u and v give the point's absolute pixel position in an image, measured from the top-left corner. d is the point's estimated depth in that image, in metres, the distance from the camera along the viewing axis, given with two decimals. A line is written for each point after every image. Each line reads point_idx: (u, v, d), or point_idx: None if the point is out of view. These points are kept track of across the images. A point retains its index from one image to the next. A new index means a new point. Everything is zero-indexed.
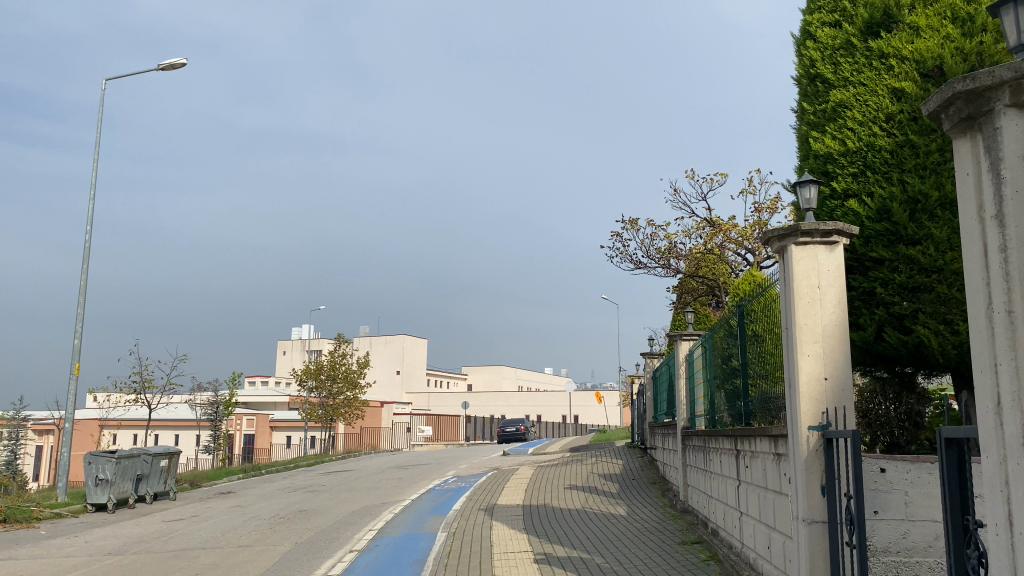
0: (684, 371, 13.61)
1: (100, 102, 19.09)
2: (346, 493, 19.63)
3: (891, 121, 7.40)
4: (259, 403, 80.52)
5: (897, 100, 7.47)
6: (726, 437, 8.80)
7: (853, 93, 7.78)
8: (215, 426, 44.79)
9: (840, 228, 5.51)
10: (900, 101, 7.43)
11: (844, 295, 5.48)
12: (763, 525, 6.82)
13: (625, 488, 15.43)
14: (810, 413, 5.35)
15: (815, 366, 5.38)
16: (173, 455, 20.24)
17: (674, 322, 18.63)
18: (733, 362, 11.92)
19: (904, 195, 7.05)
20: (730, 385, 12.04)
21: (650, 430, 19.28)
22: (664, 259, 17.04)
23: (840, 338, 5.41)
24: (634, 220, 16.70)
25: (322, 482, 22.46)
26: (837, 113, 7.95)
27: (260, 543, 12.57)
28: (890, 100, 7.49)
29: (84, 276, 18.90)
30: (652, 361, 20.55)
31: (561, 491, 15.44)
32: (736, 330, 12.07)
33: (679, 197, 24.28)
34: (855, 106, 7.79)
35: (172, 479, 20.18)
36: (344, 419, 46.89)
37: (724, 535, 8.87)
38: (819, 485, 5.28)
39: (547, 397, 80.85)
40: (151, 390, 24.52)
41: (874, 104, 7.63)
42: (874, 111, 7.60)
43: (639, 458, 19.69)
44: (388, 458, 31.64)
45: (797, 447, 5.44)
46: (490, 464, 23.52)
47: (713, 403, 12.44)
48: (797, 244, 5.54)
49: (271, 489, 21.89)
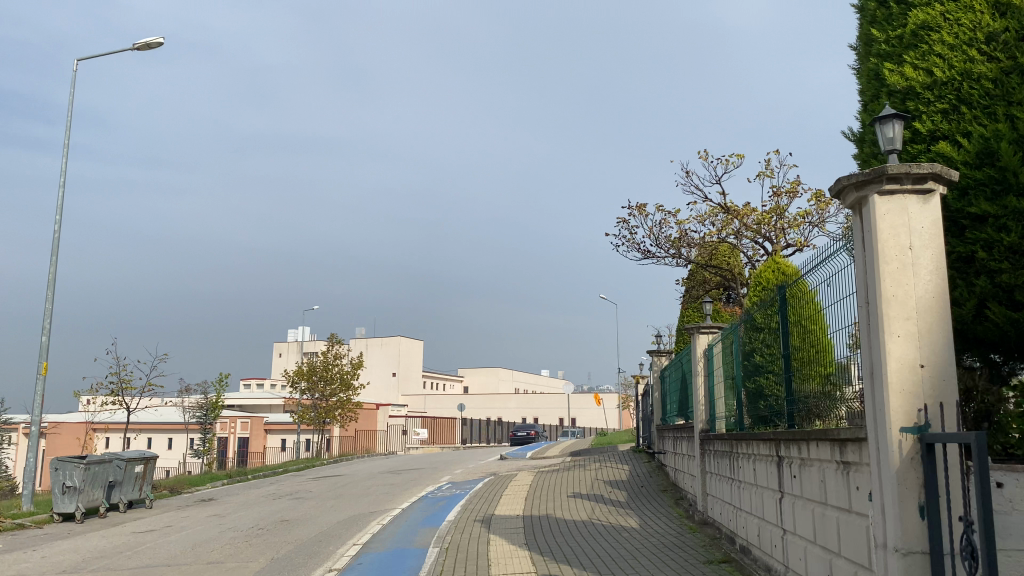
0: (703, 368, 12.36)
1: (70, 83, 17.85)
2: (334, 500, 18.35)
3: (993, 42, 6.58)
4: (253, 406, 79.16)
5: (999, 15, 6.61)
6: (763, 442, 7.61)
7: (942, 10, 6.94)
8: (205, 430, 43.47)
9: (937, 173, 4.28)
10: (1004, 16, 6.56)
11: (944, 258, 4.25)
12: (821, 550, 5.58)
13: (634, 496, 14.18)
14: (901, 411, 4.12)
15: (907, 349, 4.16)
16: (149, 460, 18.95)
17: (684, 315, 17.53)
18: (758, 358, 10.73)
19: (1012, 131, 6.21)
20: (754, 383, 10.81)
21: (659, 433, 18.03)
22: (674, 247, 15.84)
23: (939, 315, 4.18)
24: (641, 204, 15.46)
25: (310, 489, 21.14)
26: (920, 35, 7.16)
27: (231, 559, 11.28)
28: (990, 16, 6.63)
29: (53, 269, 17.62)
30: (659, 359, 19.32)
31: (566, 500, 14.19)
32: (760, 324, 10.88)
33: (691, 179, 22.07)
34: (943, 26, 6.96)
35: (148, 486, 18.89)
36: (337, 421, 45.56)
37: (759, 555, 7.67)
38: (916, 505, 4.04)
39: (545, 399, 79.58)
40: (130, 392, 23.19)
41: (969, 20, 6.78)
42: (969, 29, 6.77)
43: (647, 463, 18.44)
44: (382, 463, 30.32)
45: (883, 456, 4.21)
46: (487, 469, 22.27)
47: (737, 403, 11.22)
48: (881, 194, 4.34)
49: (254, 496, 20.59)
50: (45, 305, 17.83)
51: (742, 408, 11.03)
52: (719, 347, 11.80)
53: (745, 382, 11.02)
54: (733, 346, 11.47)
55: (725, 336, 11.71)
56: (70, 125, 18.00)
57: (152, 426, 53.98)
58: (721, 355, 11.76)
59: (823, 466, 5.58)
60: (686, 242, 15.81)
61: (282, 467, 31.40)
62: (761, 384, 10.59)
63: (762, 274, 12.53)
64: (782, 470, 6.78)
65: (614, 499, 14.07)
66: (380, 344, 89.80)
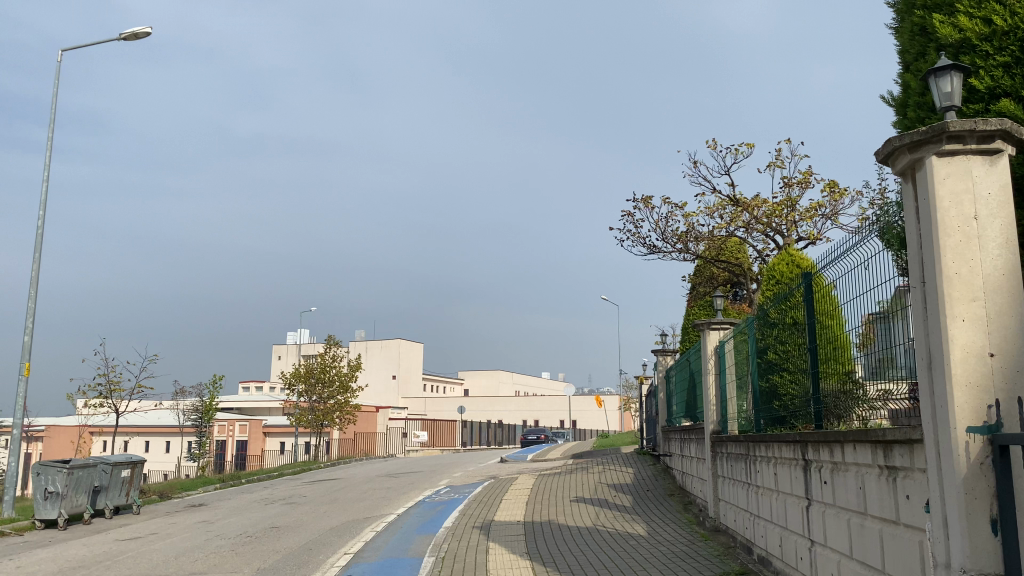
0: (714, 366, 11.73)
1: (54, 75, 17.25)
2: (328, 505, 17.73)
3: None
4: (252, 408, 78.52)
5: None
6: (784, 445, 7.01)
7: None
8: (201, 432, 42.85)
9: (1006, 130, 3.67)
10: None
11: (1015, 229, 3.64)
12: (861, 566, 4.97)
13: (640, 501, 13.56)
14: (967, 408, 3.51)
15: (973, 337, 3.55)
16: (137, 464, 18.34)
17: (694, 312, 16.99)
18: (772, 356, 10.14)
19: None
20: (766, 380, 10.26)
21: (665, 436, 17.40)
22: (682, 242, 15.23)
23: (1011, 295, 3.58)
24: (646, 196, 14.85)
25: (304, 493, 20.51)
26: None
27: (214, 570, 10.66)
28: None
29: (36, 267, 17.01)
30: (665, 358, 18.71)
31: (569, 506, 13.59)
32: (774, 320, 10.28)
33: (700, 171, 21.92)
34: None
35: (136, 491, 18.29)
36: (335, 424, 44.93)
37: (780, 566, 7.07)
38: (988, 520, 3.42)
39: (545, 401, 78.95)
40: (119, 395, 22.57)
41: None
42: None
43: (652, 465, 17.82)
44: (380, 466, 29.68)
45: (946, 461, 3.60)
46: (487, 473, 21.64)
47: (749, 403, 10.63)
48: (939, 156, 3.73)
49: (246, 501, 19.97)
50: (28, 305, 17.22)
51: (754, 409, 10.44)
52: (731, 344, 11.20)
53: (758, 380, 10.45)
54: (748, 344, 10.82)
55: (738, 333, 11.09)
56: (54, 118, 17.41)
57: (148, 429, 53.38)
58: (733, 353, 11.15)
59: (862, 472, 4.97)
60: (693, 237, 15.21)
61: (278, 470, 30.77)
62: (774, 382, 10.02)
63: (777, 268, 11.89)
64: (809, 475, 6.19)
65: (619, 504, 13.44)
66: (379, 346, 89.18)
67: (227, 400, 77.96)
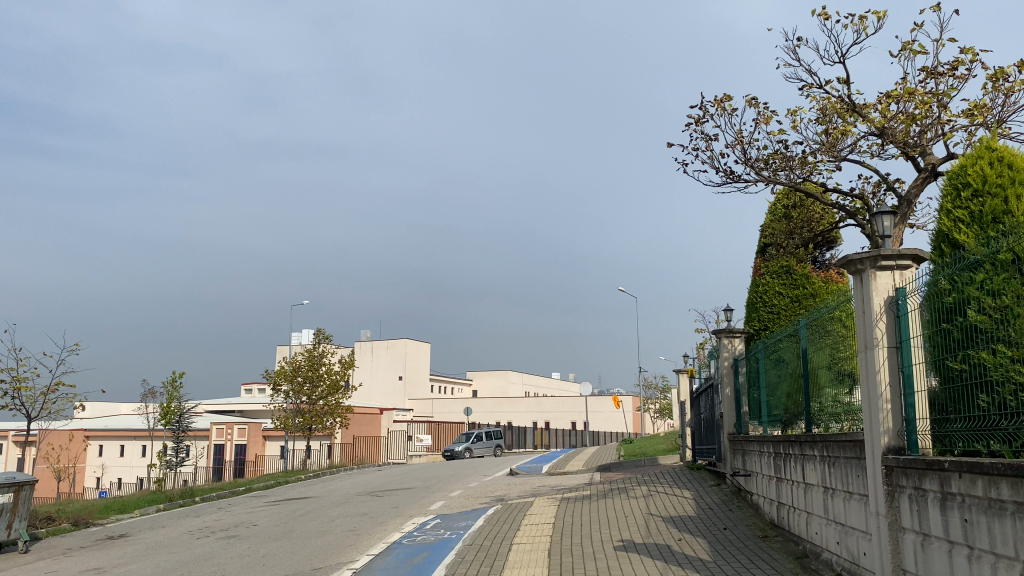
0: (865, 336, 6.45)
1: None
2: (274, 544, 12.98)
3: None
4: (245, 412, 73.86)
5: None
6: None
7: None
8: (177, 437, 38.28)
9: None
10: None
11: None
12: None
13: (722, 553, 8.86)
14: None
15: None
16: (22, 488, 13.70)
17: (781, 258, 14.50)
18: (976, 324, 5.28)
19: None
20: (965, 359, 5.42)
21: (737, 448, 12.70)
22: (771, 167, 10.58)
23: None
24: (722, 97, 10.14)
25: (254, 522, 15.79)
26: None
27: None
28: None
29: None
30: (732, 341, 13.88)
31: (617, 560, 8.83)
32: (972, 266, 5.41)
33: (798, 54, 14.37)
34: None
35: (22, 522, 13.65)
36: (326, 427, 40.12)
37: None
38: None
39: (556, 402, 74.28)
40: (28, 395, 17.88)
41: None
42: None
43: (716, 488, 13.06)
44: (366, 479, 24.82)
45: None
46: (494, 492, 16.94)
47: (938, 406, 5.70)
48: None
49: (180, 533, 15.34)
50: None
51: (946, 417, 5.61)
52: (908, 303, 6.04)
53: (950, 358, 5.56)
54: (926, 295, 5.85)
55: (918, 284, 5.95)
56: None
57: (126, 433, 49.07)
58: (913, 318, 5.97)
59: None
60: (787, 160, 10.52)
61: (249, 485, 26.03)
62: (981, 363, 5.24)
63: (986, 170, 6.79)
64: None
65: (692, 557, 8.76)
66: (384, 347, 84.49)
67: (222, 402, 73.38)
